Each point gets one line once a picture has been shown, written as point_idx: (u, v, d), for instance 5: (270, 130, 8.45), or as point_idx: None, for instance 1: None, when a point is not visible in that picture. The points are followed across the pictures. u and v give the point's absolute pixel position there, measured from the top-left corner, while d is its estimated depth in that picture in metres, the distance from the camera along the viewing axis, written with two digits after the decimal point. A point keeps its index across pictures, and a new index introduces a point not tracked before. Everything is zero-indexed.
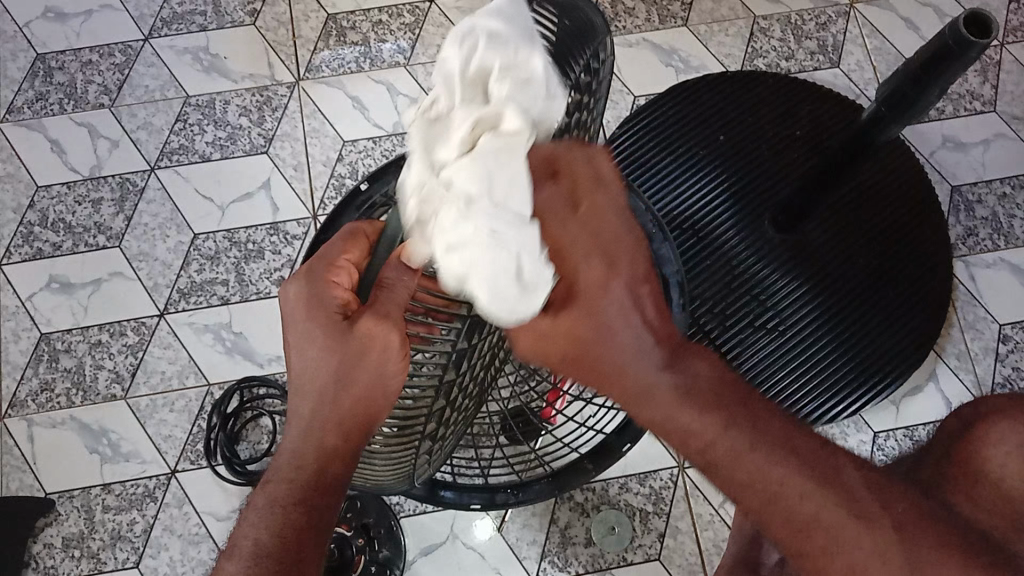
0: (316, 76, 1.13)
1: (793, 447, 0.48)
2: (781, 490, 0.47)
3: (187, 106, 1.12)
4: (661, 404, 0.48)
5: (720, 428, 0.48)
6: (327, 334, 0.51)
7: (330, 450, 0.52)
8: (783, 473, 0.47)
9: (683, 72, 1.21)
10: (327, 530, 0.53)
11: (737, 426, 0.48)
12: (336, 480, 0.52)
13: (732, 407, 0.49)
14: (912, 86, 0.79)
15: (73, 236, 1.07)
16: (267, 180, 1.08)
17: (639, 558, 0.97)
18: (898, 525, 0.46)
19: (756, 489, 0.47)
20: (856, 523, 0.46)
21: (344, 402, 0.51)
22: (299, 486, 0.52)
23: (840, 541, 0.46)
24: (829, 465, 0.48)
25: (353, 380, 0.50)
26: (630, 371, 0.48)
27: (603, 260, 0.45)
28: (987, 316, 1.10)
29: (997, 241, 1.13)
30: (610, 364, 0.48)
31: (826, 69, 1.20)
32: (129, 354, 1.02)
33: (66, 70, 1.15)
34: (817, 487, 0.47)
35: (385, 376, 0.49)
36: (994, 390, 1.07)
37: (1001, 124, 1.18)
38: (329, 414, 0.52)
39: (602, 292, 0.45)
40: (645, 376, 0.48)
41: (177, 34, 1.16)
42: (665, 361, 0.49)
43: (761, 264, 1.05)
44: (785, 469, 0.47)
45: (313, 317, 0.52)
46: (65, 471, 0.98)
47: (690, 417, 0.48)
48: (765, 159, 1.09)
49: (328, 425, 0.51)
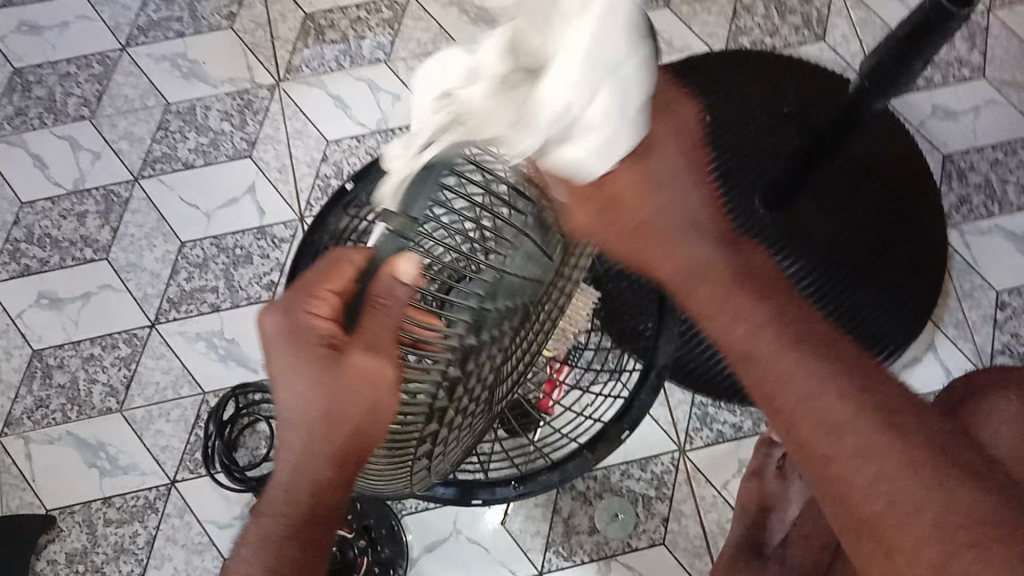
0: (297, 77, 1.12)
1: (844, 358, 0.49)
2: (817, 393, 0.47)
3: (168, 114, 1.11)
4: (702, 288, 0.50)
5: (760, 315, 0.49)
6: (314, 368, 0.50)
7: (324, 481, 0.53)
8: (818, 377, 0.47)
9: (667, 53, 1.20)
10: (326, 546, 0.56)
11: (776, 320, 0.49)
12: (334, 506, 0.54)
13: (776, 309, 0.50)
14: (893, 61, 0.79)
15: (60, 250, 1.06)
16: (252, 184, 1.08)
17: (643, 544, 0.97)
18: (929, 450, 0.45)
19: (805, 394, 0.47)
20: (888, 437, 0.45)
21: (336, 437, 0.51)
22: (294, 517, 0.54)
23: (865, 451, 0.46)
24: (869, 379, 0.48)
25: (345, 415, 0.50)
26: (678, 250, 0.49)
27: (665, 146, 0.46)
28: (984, 283, 1.09)
29: (991, 207, 1.12)
30: (660, 217, 0.47)
31: (811, 43, 1.19)
32: (122, 366, 1.02)
33: (45, 83, 1.14)
34: (854, 394, 0.47)
35: (380, 410, 0.49)
36: (994, 358, 1.06)
37: (990, 90, 1.17)
38: (322, 449, 0.52)
39: (648, 182, 0.46)
40: (700, 252, 0.49)
41: (155, 42, 1.15)
42: (719, 246, 0.50)
43: (752, 244, 1.05)
44: (825, 376, 0.47)
45: (299, 350, 0.51)
46: (64, 487, 0.98)
47: (733, 304, 0.50)
48: (753, 139, 1.08)
49: (322, 458, 0.52)
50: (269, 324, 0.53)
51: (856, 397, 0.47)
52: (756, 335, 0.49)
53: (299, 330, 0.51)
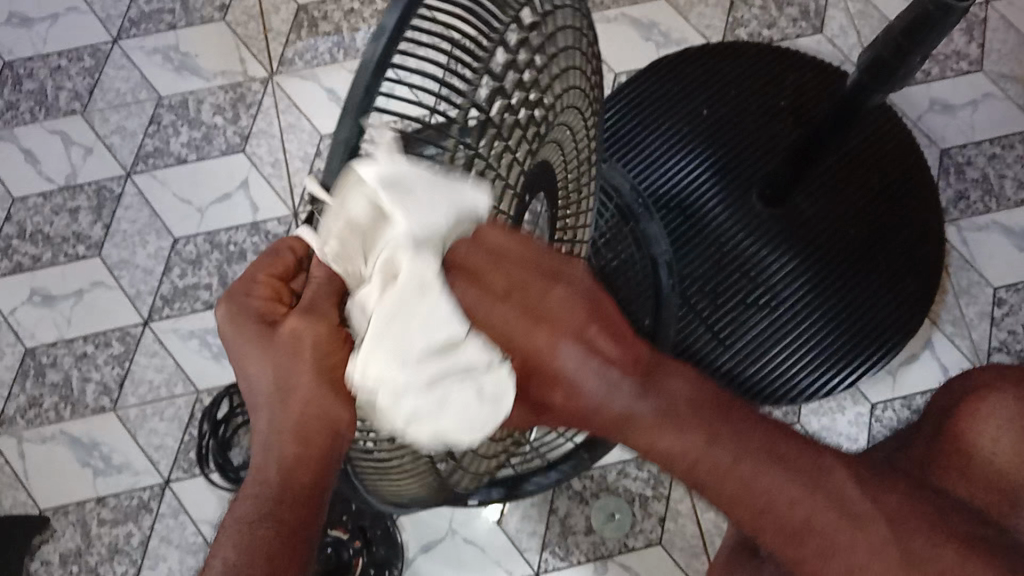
0: (290, 70, 1.10)
1: (788, 458, 0.46)
2: (784, 511, 0.46)
3: (160, 108, 1.10)
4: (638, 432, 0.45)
5: (703, 446, 0.45)
6: (260, 335, 0.44)
7: (293, 463, 0.43)
8: (782, 486, 0.46)
9: (664, 46, 1.18)
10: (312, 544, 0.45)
11: (723, 441, 0.45)
12: (306, 490, 0.44)
13: (715, 424, 0.45)
14: (892, 53, 0.78)
15: (52, 247, 1.05)
16: (245, 180, 1.07)
17: (640, 544, 0.97)
18: (889, 522, 0.47)
19: (768, 511, 0.46)
20: (849, 525, 0.47)
21: (293, 405, 0.43)
22: (266, 500, 0.43)
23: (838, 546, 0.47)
24: (821, 476, 0.47)
25: (298, 377, 0.42)
26: (594, 406, 0.44)
27: (544, 324, 0.42)
28: (981, 280, 1.09)
29: (989, 203, 1.12)
30: (575, 388, 0.44)
31: (809, 36, 1.18)
32: (115, 364, 1.01)
33: (35, 77, 1.12)
34: (809, 495, 0.46)
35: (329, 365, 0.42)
36: (990, 355, 1.06)
37: (989, 84, 1.16)
38: (283, 420, 0.43)
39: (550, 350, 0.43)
40: (618, 408, 0.45)
41: (146, 34, 1.13)
42: (637, 390, 0.45)
43: (750, 240, 1.04)
44: (785, 486, 0.46)
45: (242, 323, 0.45)
46: (58, 486, 0.97)
47: (672, 440, 0.45)
48: (750, 134, 1.07)
49: (283, 432, 0.43)
50: (218, 322, 0.45)
51: (807, 492, 0.46)
52: (711, 477, 0.45)
53: (237, 319, 0.45)
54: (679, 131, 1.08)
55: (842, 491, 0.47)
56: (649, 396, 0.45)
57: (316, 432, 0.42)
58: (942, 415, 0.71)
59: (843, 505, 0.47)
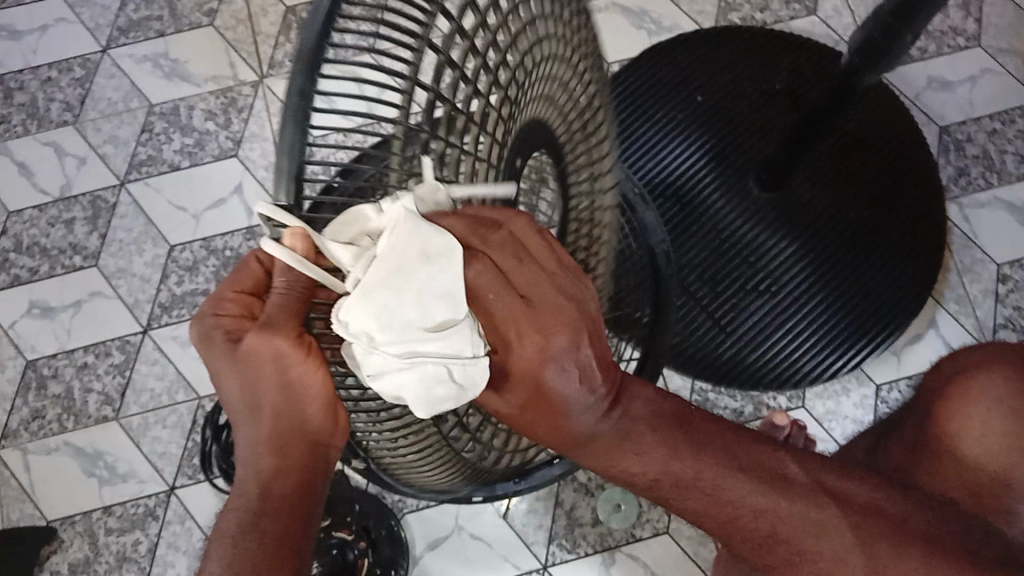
0: (279, 73, 1.10)
1: (756, 469, 0.48)
2: (740, 506, 0.47)
3: (152, 115, 1.10)
4: (601, 447, 0.44)
5: (666, 457, 0.45)
6: (229, 353, 0.42)
7: (275, 474, 0.42)
8: (741, 489, 0.47)
9: (655, 34, 1.18)
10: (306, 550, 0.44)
11: (681, 452, 0.46)
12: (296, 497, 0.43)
13: (676, 435, 0.46)
14: (883, 33, 0.77)
15: (49, 259, 1.06)
16: (239, 184, 1.06)
17: (647, 534, 0.96)
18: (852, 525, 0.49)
19: (741, 516, 0.48)
20: (815, 524, 0.49)
21: (272, 417, 0.42)
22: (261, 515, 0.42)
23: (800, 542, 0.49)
24: (775, 471, 0.49)
25: (272, 393, 0.41)
26: (569, 425, 0.42)
27: (536, 330, 0.38)
28: (985, 257, 1.08)
29: (990, 179, 1.10)
30: (554, 406, 0.41)
31: (802, 17, 1.16)
32: (116, 374, 1.01)
33: (26, 89, 1.12)
34: (770, 496, 0.48)
35: (295, 382, 0.40)
36: (996, 332, 1.05)
37: (987, 58, 1.15)
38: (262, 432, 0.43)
39: (536, 369, 0.39)
40: (584, 429, 0.42)
41: (135, 43, 1.13)
42: (606, 410, 0.43)
43: (748, 225, 1.03)
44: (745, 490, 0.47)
45: (210, 342, 0.42)
46: (64, 497, 0.98)
47: (634, 461, 0.45)
48: (746, 120, 1.06)
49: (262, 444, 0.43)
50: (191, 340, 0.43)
51: (769, 497, 0.48)
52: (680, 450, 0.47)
53: (204, 339, 0.42)
54: (673, 117, 1.07)
55: (793, 484, 0.49)
56: (614, 417, 0.43)
57: (295, 444, 0.42)
58: (930, 396, 0.74)
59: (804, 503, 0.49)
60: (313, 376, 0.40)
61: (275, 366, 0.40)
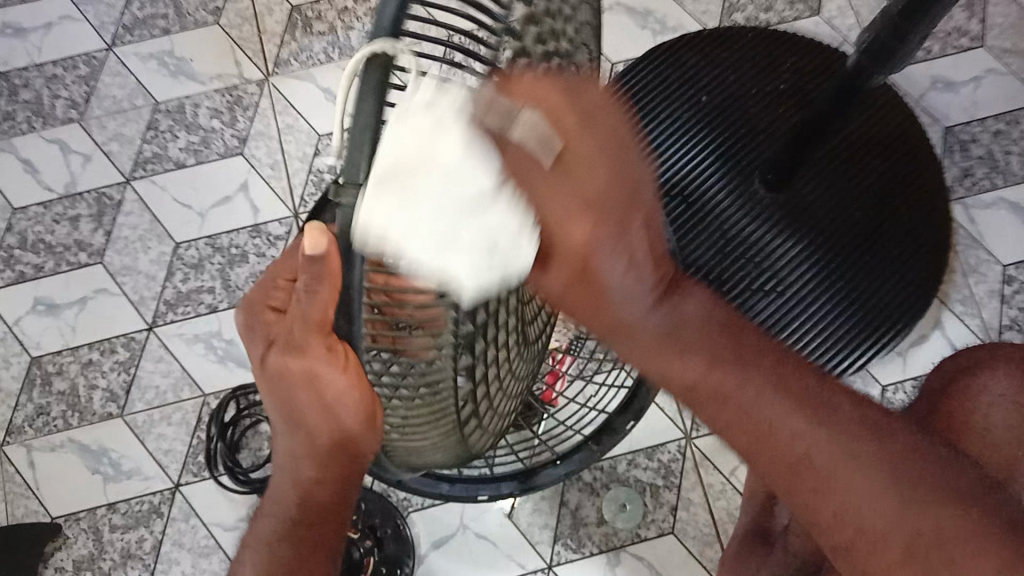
0: (285, 71, 1.10)
1: (804, 394, 0.45)
2: (776, 436, 0.44)
3: (157, 113, 1.10)
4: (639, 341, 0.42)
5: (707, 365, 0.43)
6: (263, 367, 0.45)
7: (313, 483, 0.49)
8: (779, 421, 0.44)
9: (660, 34, 1.18)
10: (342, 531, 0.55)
11: (724, 364, 0.43)
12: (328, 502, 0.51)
13: (714, 338, 0.44)
14: (891, 34, 0.77)
15: (54, 256, 1.06)
16: (244, 182, 1.06)
17: (652, 534, 0.96)
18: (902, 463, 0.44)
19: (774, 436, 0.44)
20: (873, 467, 0.43)
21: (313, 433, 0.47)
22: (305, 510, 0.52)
23: (846, 491, 0.44)
24: (825, 405, 0.45)
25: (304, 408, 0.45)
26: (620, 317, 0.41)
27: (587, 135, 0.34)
28: (989, 258, 1.08)
29: (996, 179, 1.11)
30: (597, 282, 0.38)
31: (807, 18, 1.17)
32: (121, 371, 1.01)
33: (31, 87, 1.12)
34: (808, 425, 0.44)
35: (328, 396, 0.43)
36: (1002, 333, 1.05)
37: (992, 60, 1.15)
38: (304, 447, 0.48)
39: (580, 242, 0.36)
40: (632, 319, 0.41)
41: (141, 41, 1.13)
42: (655, 301, 0.41)
43: (754, 226, 1.03)
44: (780, 411, 0.44)
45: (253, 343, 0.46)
46: (68, 494, 0.97)
47: (676, 362, 0.43)
48: (751, 121, 1.06)
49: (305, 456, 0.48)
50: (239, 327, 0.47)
51: (808, 425, 0.44)
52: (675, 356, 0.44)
53: (250, 328, 0.46)
54: (678, 118, 1.07)
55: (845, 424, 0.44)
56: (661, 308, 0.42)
57: (335, 456, 0.47)
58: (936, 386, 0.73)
59: (852, 443, 0.44)
60: (348, 387, 0.41)
61: (308, 369, 0.42)
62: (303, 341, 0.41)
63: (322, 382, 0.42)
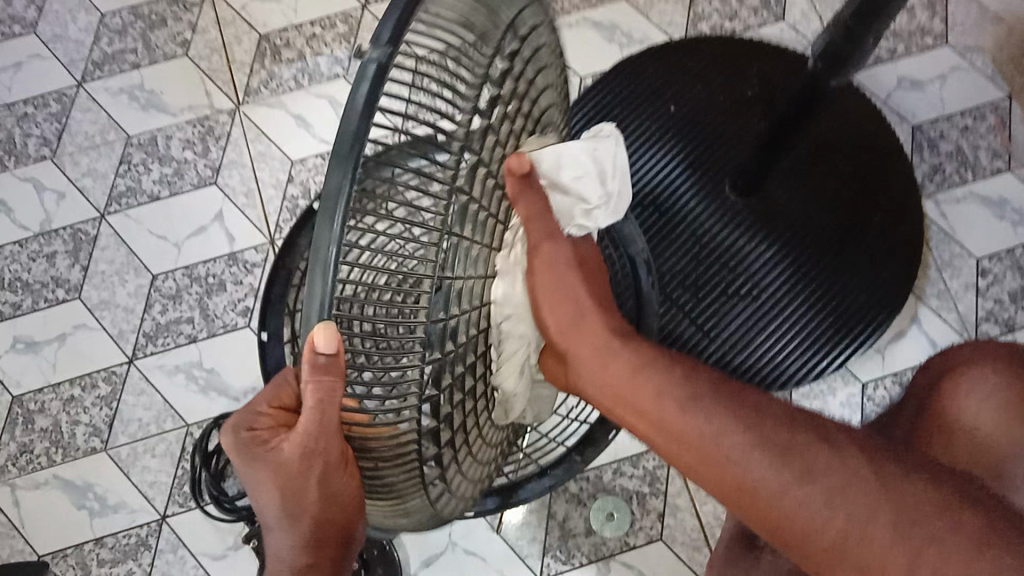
0: (256, 99, 1.11)
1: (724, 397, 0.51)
2: (729, 439, 0.48)
3: (130, 147, 1.11)
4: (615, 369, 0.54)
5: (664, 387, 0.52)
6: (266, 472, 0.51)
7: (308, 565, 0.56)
8: (730, 425, 0.49)
9: (626, 46, 1.18)
10: None
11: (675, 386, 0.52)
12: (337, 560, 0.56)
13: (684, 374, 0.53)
14: (845, 39, 0.78)
15: (32, 293, 1.06)
16: (219, 211, 1.07)
17: (641, 542, 0.96)
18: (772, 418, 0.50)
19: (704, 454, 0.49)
20: (773, 428, 0.49)
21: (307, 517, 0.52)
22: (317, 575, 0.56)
23: (706, 417, 0.50)
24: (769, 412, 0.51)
25: (303, 497, 0.50)
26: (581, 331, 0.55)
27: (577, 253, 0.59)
28: (963, 251, 1.09)
29: (965, 174, 1.12)
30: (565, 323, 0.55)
31: (771, 23, 1.18)
32: (104, 406, 1.01)
33: (4, 126, 1.13)
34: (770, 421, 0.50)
35: (335, 493, 0.48)
36: (978, 326, 1.06)
37: (955, 57, 1.16)
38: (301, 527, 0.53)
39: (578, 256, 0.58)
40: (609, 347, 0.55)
41: (111, 75, 1.14)
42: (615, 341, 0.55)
43: (727, 231, 1.04)
44: (731, 423, 0.49)
45: (253, 462, 0.52)
46: (55, 531, 0.98)
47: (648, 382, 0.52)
48: (718, 128, 1.07)
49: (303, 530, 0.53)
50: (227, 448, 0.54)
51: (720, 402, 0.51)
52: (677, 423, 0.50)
53: (245, 450, 0.52)
54: (647, 128, 1.08)
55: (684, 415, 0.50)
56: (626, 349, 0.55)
57: (330, 527, 0.52)
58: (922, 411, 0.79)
59: (784, 422, 0.50)
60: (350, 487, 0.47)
61: (315, 477, 0.47)
62: (315, 456, 0.45)
63: (328, 486, 0.47)
